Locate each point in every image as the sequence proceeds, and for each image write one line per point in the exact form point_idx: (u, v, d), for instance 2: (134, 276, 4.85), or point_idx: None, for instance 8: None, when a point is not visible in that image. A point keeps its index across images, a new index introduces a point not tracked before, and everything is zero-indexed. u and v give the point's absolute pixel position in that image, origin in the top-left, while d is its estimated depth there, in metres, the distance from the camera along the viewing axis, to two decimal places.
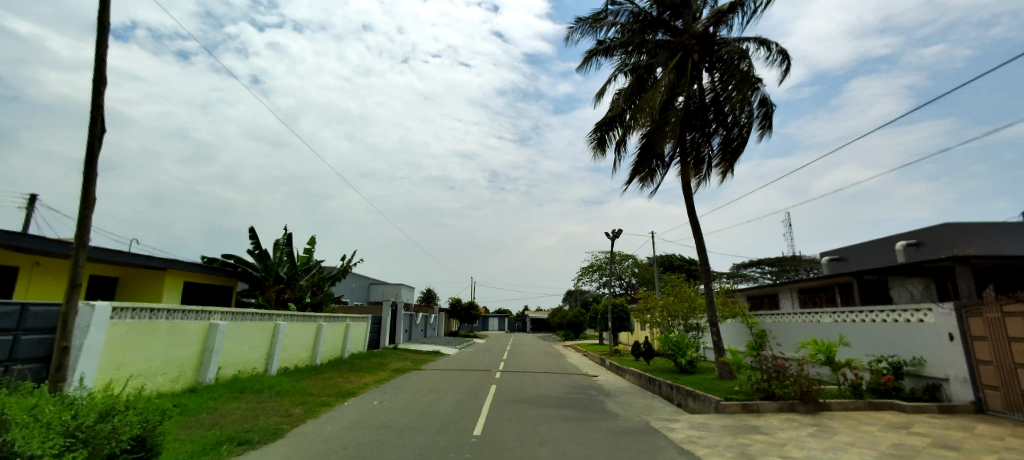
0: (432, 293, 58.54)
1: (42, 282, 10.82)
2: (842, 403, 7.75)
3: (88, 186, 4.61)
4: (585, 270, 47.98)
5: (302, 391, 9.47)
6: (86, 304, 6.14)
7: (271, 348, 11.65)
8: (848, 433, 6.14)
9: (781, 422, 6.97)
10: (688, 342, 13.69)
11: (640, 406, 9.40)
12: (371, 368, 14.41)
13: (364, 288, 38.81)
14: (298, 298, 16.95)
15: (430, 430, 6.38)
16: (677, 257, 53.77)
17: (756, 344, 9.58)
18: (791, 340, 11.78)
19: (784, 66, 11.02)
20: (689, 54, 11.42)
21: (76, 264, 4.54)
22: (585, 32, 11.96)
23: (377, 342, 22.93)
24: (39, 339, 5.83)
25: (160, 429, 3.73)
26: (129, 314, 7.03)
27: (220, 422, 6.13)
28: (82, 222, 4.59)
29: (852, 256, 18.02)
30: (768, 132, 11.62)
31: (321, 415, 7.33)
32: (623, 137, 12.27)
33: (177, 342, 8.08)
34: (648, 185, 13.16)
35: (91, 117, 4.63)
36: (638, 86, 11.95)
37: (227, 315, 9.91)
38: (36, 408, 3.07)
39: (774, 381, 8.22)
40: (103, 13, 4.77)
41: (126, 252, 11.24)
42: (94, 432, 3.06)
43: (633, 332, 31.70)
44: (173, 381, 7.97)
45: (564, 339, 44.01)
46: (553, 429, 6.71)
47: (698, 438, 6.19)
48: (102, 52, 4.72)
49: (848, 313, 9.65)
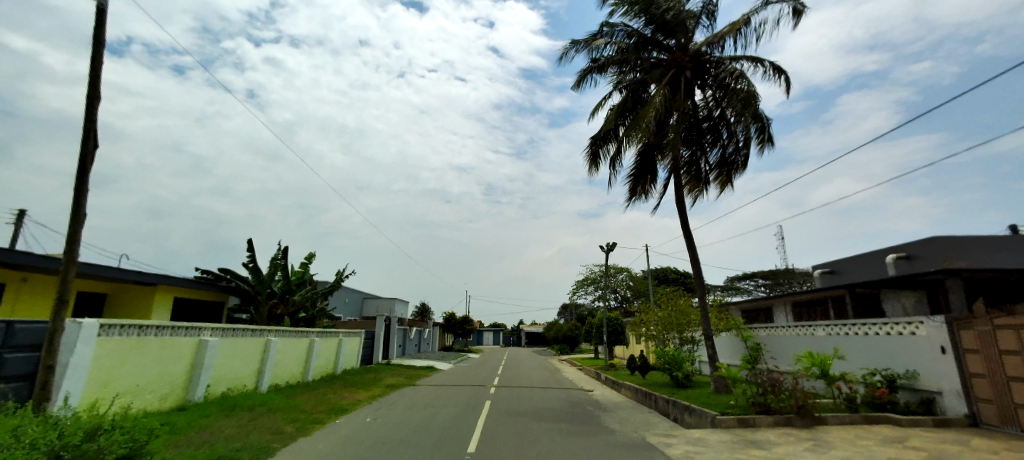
0: (426, 307, 58.51)
1: (28, 299, 10.65)
2: (838, 416, 7.75)
3: (78, 201, 4.59)
4: (580, 283, 48.11)
5: (295, 408, 9.31)
6: (74, 320, 6.03)
7: (263, 363, 11.48)
8: (844, 447, 6.12)
9: (777, 437, 6.96)
10: (684, 355, 13.65)
11: (636, 421, 9.31)
12: (364, 384, 14.24)
13: (358, 302, 38.63)
14: (292, 313, 16.62)
15: (425, 445, 6.39)
16: (671, 269, 54.24)
17: (751, 357, 9.55)
18: (785, 353, 11.78)
19: (779, 80, 11.22)
20: (682, 72, 11.67)
21: (65, 280, 4.50)
22: (581, 51, 12.08)
23: (370, 357, 22.67)
24: (26, 356, 5.71)
25: (147, 449, 3.65)
26: (118, 331, 6.92)
27: (210, 441, 5.99)
28: (72, 237, 4.55)
29: (843, 269, 18.24)
30: (769, 144, 11.26)
31: (313, 433, 7.19)
32: (618, 152, 12.38)
33: (167, 357, 7.94)
34: (647, 199, 13.34)
35: (84, 132, 4.63)
36: (632, 101, 12.12)
37: (217, 331, 9.76)
38: (20, 428, 3.02)
39: (770, 395, 8.20)
40: (99, 29, 4.80)
41: (116, 268, 11.12)
42: (80, 452, 2.99)
43: (628, 345, 31.85)
44: (162, 399, 7.83)
45: (559, 353, 43.88)
46: (550, 445, 6.63)
47: (696, 453, 6.15)
48: (96, 68, 4.74)
49: (843, 326, 9.67)
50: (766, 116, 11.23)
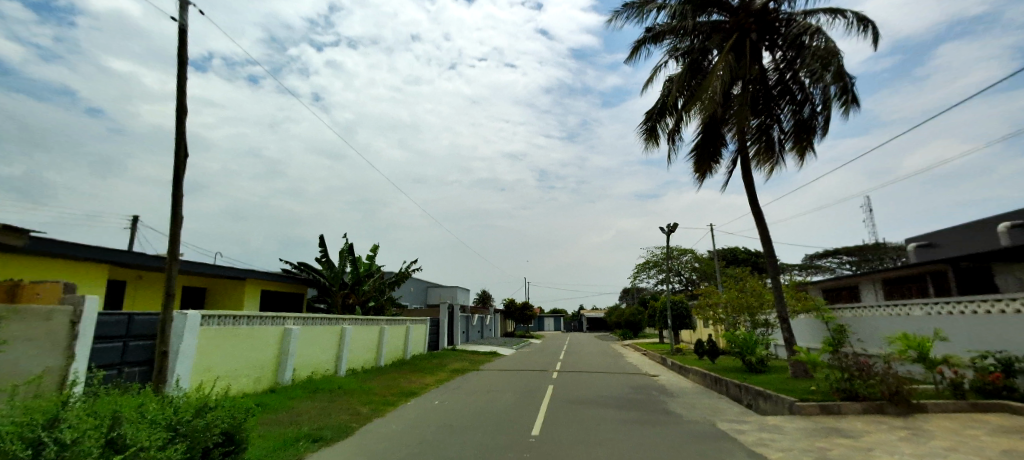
0: (486, 294, 59.89)
1: (145, 294, 12.24)
2: (940, 404, 6.99)
3: (176, 206, 5.15)
4: (641, 267, 46.83)
5: (369, 391, 9.94)
6: (181, 312, 6.85)
7: (340, 349, 12.37)
8: (948, 437, 5.50)
9: (866, 425, 6.39)
10: (757, 339, 12.90)
11: (705, 407, 8.96)
12: (432, 369, 14.90)
13: (422, 291, 40.36)
14: (363, 303, 17.66)
15: (490, 428, 6.61)
16: (740, 249, 51.12)
17: (833, 340, 8.81)
18: (874, 336, 10.74)
19: (866, 32, 10.03)
20: (746, 34, 10.83)
21: (170, 276, 5.09)
22: (633, 19, 11.57)
23: (436, 343, 23.64)
24: (144, 343, 6.56)
25: (246, 425, 4.09)
26: (216, 321, 7.76)
27: (297, 420, 6.57)
28: (173, 239, 5.14)
29: (944, 242, 16.23)
30: (853, 106, 10.16)
31: (386, 414, 7.65)
32: (677, 125, 11.77)
33: (257, 346, 8.78)
34: (712, 175, 12.59)
35: (176, 143, 5.18)
36: (692, 70, 11.42)
37: (298, 320, 10.65)
38: (143, 406, 3.48)
39: (856, 381, 7.50)
40: (182, 48, 5.32)
41: (210, 265, 12.38)
42: (191, 427, 3.41)
43: (695, 330, 30.66)
44: (256, 382, 8.72)
45: (622, 338, 43.23)
46: (613, 432, 6.55)
47: (771, 440, 5.83)
48: (182, 84, 5.26)
49: (943, 304, 8.66)
50: (849, 74, 10.01)
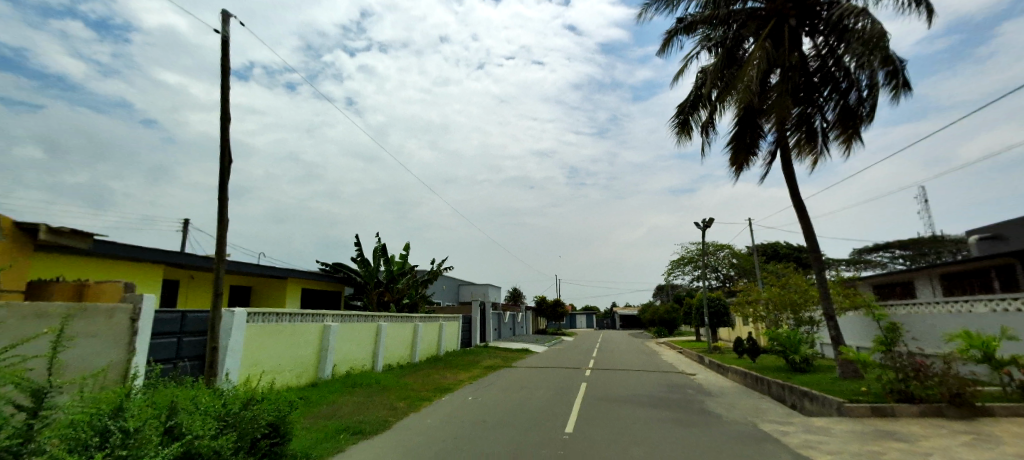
0: (517, 292, 60.06)
1: (196, 293, 12.97)
2: (1009, 407, 6.48)
3: (222, 209, 5.43)
4: (676, 263, 45.67)
5: (405, 386, 10.17)
6: (229, 309, 7.21)
7: (376, 346, 12.71)
8: (1018, 443, 5.09)
9: (924, 429, 6.01)
10: (801, 337, 12.33)
11: (746, 407, 8.66)
12: (465, 366, 15.07)
13: (454, 289, 40.91)
14: (398, 300, 18.07)
15: (524, 425, 6.63)
16: (782, 243, 49.00)
17: (885, 338, 8.32)
18: (932, 334, 10.06)
19: (920, 10, 9.37)
20: (785, 20, 10.34)
21: (218, 275, 5.37)
22: (663, 10, 11.28)
23: (468, 341, 23.90)
24: (197, 339, 6.96)
25: (290, 417, 4.27)
26: (261, 318, 8.12)
27: (337, 413, 6.81)
28: (220, 240, 5.42)
29: (1012, 234, 14.99)
30: (903, 90, 9.50)
31: (422, 410, 7.81)
32: (712, 117, 11.39)
33: (298, 342, 9.14)
34: (750, 168, 12.11)
35: (221, 150, 5.45)
36: (727, 60, 11.03)
37: (336, 318, 11.01)
38: (196, 397, 3.69)
39: (912, 382, 7.06)
40: (225, 59, 5.60)
41: (255, 265, 12.97)
42: (240, 418, 3.60)
43: (735, 328, 29.63)
44: (298, 377, 9.08)
45: (657, 336, 42.33)
46: (649, 431, 6.44)
47: (819, 443, 5.58)
48: (226, 93, 5.54)
49: (1011, 299, 8.01)
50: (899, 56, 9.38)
